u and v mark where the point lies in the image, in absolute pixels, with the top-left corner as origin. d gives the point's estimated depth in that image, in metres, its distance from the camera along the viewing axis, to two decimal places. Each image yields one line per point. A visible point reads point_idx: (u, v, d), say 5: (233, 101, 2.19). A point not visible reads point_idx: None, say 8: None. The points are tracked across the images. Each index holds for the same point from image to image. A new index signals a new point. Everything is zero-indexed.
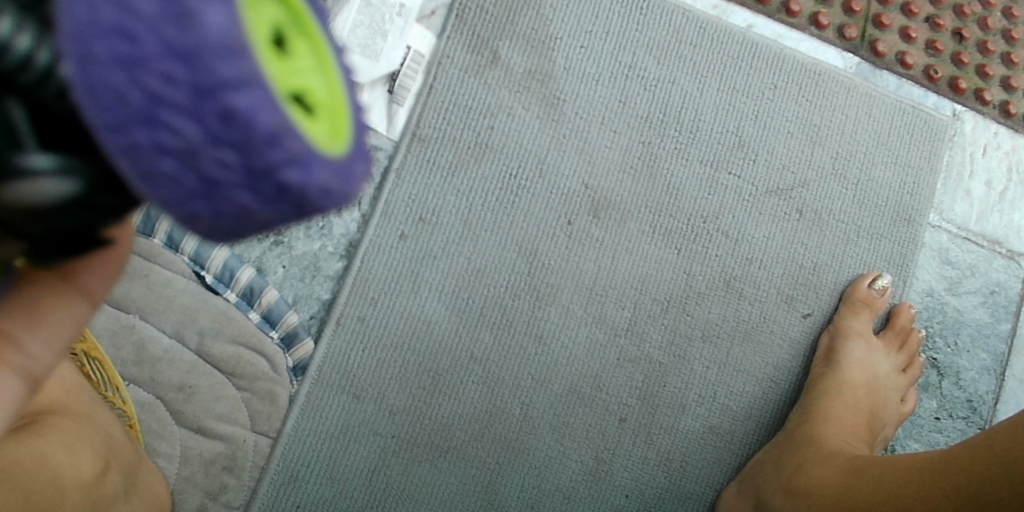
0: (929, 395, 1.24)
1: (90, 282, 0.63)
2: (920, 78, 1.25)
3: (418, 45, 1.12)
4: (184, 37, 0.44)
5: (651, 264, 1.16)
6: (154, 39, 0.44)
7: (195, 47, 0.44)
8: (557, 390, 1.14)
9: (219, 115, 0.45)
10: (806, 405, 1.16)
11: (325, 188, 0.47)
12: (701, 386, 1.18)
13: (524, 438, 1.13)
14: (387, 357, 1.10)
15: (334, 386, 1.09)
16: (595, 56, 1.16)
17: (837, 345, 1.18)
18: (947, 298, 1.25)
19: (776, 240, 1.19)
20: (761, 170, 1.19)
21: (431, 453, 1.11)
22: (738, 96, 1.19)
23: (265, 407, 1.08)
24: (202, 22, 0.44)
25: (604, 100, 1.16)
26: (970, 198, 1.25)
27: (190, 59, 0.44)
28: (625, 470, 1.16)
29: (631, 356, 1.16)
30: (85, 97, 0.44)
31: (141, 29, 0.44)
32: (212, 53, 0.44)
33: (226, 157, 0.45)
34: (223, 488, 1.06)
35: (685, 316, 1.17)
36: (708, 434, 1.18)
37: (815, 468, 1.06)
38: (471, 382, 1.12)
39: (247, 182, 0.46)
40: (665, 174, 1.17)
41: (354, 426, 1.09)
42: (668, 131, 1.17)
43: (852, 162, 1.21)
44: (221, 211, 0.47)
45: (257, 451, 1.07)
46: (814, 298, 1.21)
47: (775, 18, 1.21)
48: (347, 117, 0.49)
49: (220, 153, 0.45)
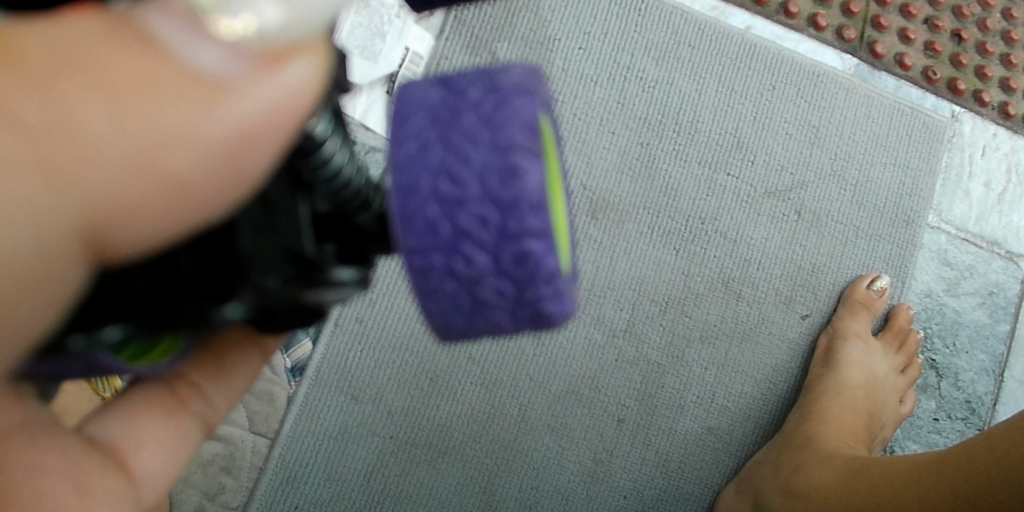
0: (927, 396, 1.25)
1: (268, 341, 0.79)
2: (918, 79, 1.25)
3: (416, 47, 1.11)
4: (510, 191, 0.56)
5: (650, 265, 1.16)
6: (478, 189, 0.57)
7: (516, 201, 0.56)
8: (556, 391, 1.14)
9: (514, 257, 0.57)
10: (805, 406, 1.16)
11: (566, 315, 0.61)
12: (699, 387, 1.18)
13: (523, 439, 1.13)
14: (386, 357, 1.10)
15: (332, 387, 1.09)
16: (594, 58, 1.16)
17: (835, 346, 1.18)
18: (945, 299, 1.25)
19: (774, 242, 1.19)
20: (760, 171, 1.19)
21: (429, 454, 1.11)
22: (736, 97, 1.19)
23: (263, 408, 1.08)
24: (523, 178, 0.56)
25: (602, 101, 1.16)
26: (970, 199, 1.25)
27: (510, 212, 0.57)
28: (623, 472, 1.16)
29: (630, 357, 1.16)
30: (403, 226, 0.58)
31: (467, 180, 0.57)
32: (528, 208, 0.57)
33: (504, 288, 0.58)
34: (221, 488, 1.06)
35: (684, 317, 1.17)
36: (706, 435, 1.18)
37: (814, 469, 1.06)
38: (469, 383, 1.12)
39: (511, 309, 0.59)
40: (664, 175, 1.17)
41: (352, 427, 1.09)
42: (666, 132, 1.17)
43: (851, 163, 1.21)
44: (474, 325, 0.61)
45: (255, 452, 1.07)
46: (813, 299, 1.21)
47: (773, 20, 1.21)
48: (568, 244, 0.66)
49: (500, 285, 0.58)
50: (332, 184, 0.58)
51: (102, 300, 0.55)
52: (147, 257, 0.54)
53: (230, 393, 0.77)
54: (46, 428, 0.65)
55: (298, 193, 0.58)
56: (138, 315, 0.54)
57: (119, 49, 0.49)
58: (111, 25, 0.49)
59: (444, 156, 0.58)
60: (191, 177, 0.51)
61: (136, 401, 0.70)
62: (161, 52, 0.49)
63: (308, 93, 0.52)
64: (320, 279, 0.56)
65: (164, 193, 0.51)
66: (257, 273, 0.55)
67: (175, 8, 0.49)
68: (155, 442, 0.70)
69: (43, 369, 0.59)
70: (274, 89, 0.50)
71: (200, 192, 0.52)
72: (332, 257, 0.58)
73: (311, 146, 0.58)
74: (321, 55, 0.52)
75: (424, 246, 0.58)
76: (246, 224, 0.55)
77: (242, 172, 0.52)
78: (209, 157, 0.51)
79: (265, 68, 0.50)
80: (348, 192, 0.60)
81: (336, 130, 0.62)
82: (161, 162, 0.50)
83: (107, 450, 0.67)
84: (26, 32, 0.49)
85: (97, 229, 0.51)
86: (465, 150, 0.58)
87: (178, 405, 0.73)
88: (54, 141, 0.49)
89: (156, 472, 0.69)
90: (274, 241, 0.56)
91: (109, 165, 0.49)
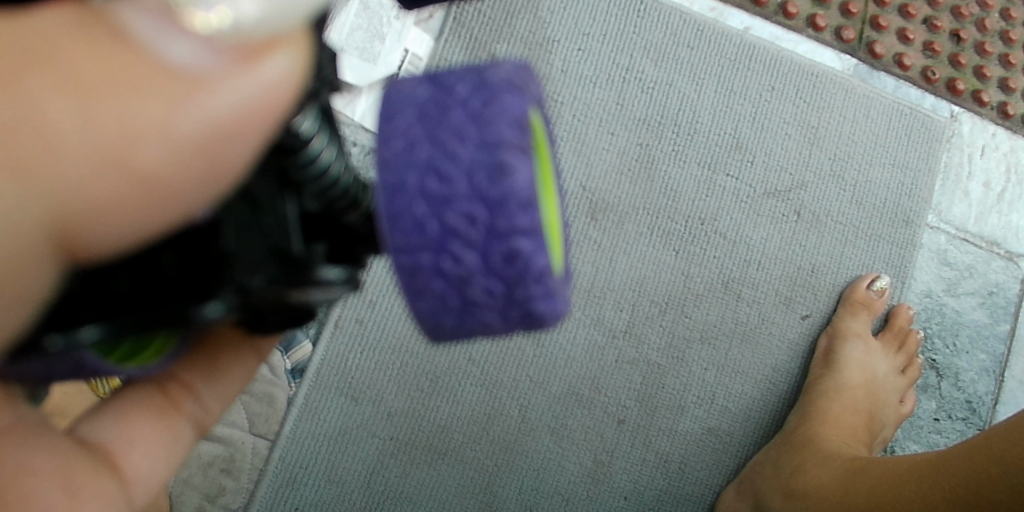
0: (928, 396, 1.24)
1: (264, 343, 0.79)
2: (917, 79, 1.25)
3: (415, 49, 1.11)
4: (498, 189, 0.57)
5: (649, 266, 1.16)
6: (466, 188, 0.57)
7: (504, 199, 0.57)
8: (556, 392, 1.14)
9: (504, 256, 0.58)
10: (805, 406, 1.16)
11: (557, 314, 0.61)
12: (699, 388, 1.18)
13: (523, 440, 1.13)
14: (386, 359, 1.10)
15: (332, 389, 1.09)
16: (593, 59, 1.16)
17: (835, 346, 1.18)
18: (945, 299, 1.25)
19: (774, 242, 1.19)
20: (759, 171, 1.19)
21: (429, 455, 1.11)
22: (735, 98, 1.19)
23: (263, 410, 1.08)
24: (512, 175, 0.57)
25: (601, 102, 1.16)
26: (969, 199, 1.25)
27: (499, 210, 0.57)
28: (624, 473, 1.16)
29: (630, 358, 1.16)
30: (391, 224, 0.59)
31: (455, 178, 0.58)
32: (517, 206, 0.57)
33: (494, 287, 0.59)
34: (221, 490, 1.06)
35: (683, 318, 1.17)
36: (706, 436, 1.18)
37: (813, 469, 1.06)
38: (469, 384, 1.12)
39: (501, 308, 0.60)
40: (663, 176, 1.17)
41: (352, 428, 1.09)
42: (666, 133, 1.17)
43: (850, 164, 1.22)
44: (465, 325, 0.61)
45: (255, 454, 1.07)
46: (812, 299, 1.21)
47: (772, 20, 1.21)
48: (560, 241, 0.66)
49: (490, 284, 0.59)
50: (320, 184, 0.61)
51: (85, 298, 0.56)
52: (125, 256, 0.55)
53: (223, 395, 0.77)
54: (47, 429, 0.66)
55: (285, 191, 0.59)
56: (118, 313, 0.55)
57: (91, 45, 0.50)
58: (89, 21, 0.51)
59: (430, 160, 0.58)
60: (167, 169, 0.52)
61: (127, 403, 0.71)
62: (134, 47, 0.50)
63: (286, 86, 0.53)
64: (306, 277, 0.57)
65: (143, 188, 0.52)
66: (241, 272, 0.55)
67: (146, 3, 0.50)
68: (144, 443, 0.70)
69: (26, 369, 0.59)
70: (252, 81, 0.51)
71: (176, 185, 0.52)
72: (321, 256, 0.59)
73: (295, 144, 0.59)
74: (299, 47, 0.53)
75: (412, 245, 0.59)
76: (230, 221, 0.57)
77: (218, 166, 0.53)
78: (184, 152, 0.51)
79: (242, 60, 0.51)
80: (335, 191, 0.61)
81: (325, 132, 0.64)
82: (133, 156, 0.51)
83: (96, 450, 0.67)
84: (8, 30, 0.50)
85: (76, 226, 0.52)
86: (454, 148, 0.58)
87: (170, 407, 0.73)
88: (27, 136, 0.50)
89: (144, 472, 0.69)
90: (259, 239, 0.57)
91: (82, 158, 0.50)
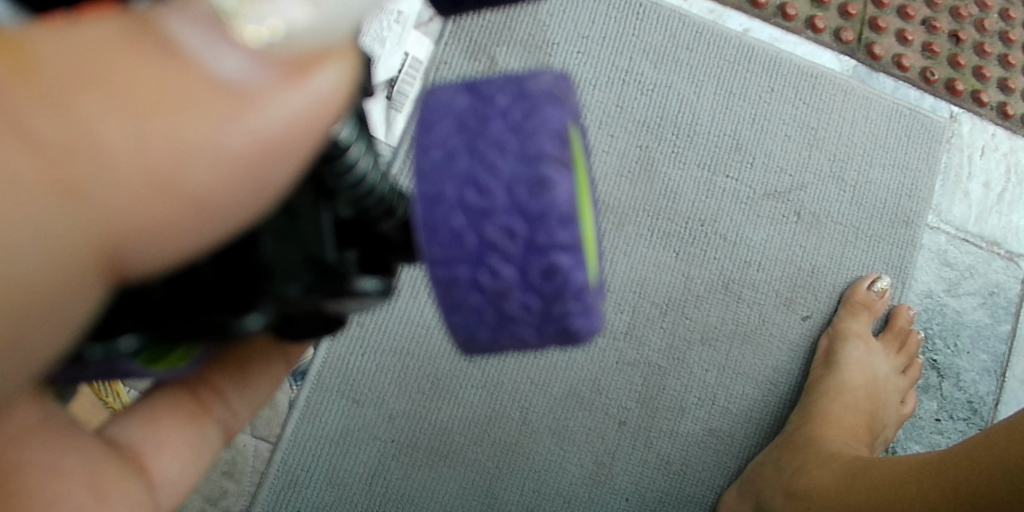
0: (929, 396, 1.25)
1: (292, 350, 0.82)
2: (917, 80, 1.25)
3: (416, 52, 1.12)
4: (537, 204, 0.59)
5: (650, 267, 1.17)
6: (505, 201, 0.59)
7: (543, 214, 0.59)
8: (558, 394, 1.14)
9: (542, 271, 0.60)
10: (806, 407, 1.16)
11: (593, 331, 0.63)
12: (700, 389, 1.18)
13: (524, 442, 1.14)
14: (387, 361, 1.11)
15: (334, 391, 1.09)
16: (592, 62, 1.17)
17: (836, 347, 1.18)
18: (946, 299, 1.25)
19: (775, 243, 1.19)
20: (759, 173, 1.19)
21: (430, 457, 1.11)
22: (735, 100, 1.19)
23: (265, 413, 1.08)
24: (552, 192, 0.59)
25: (601, 104, 1.16)
26: (969, 200, 1.26)
27: (537, 225, 0.59)
28: (626, 474, 1.16)
29: (631, 359, 1.16)
30: (427, 235, 0.60)
31: (494, 191, 0.59)
32: (556, 222, 0.59)
33: (531, 302, 0.61)
34: (223, 493, 1.06)
35: (684, 319, 1.17)
36: (707, 437, 1.18)
37: (814, 468, 1.07)
38: (471, 386, 1.13)
39: (537, 323, 0.62)
40: (663, 178, 1.17)
41: (353, 431, 1.09)
42: (665, 135, 1.18)
43: (850, 164, 1.22)
44: (498, 339, 0.64)
45: (256, 456, 1.08)
46: (813, 300, 1.21)
47: (770, 22, 1.21)
48: (596, 252, 0.68)
49: (527, 298, 0.61)
50: (355, 191, 0.59)
51: (122, 309, 0.56)
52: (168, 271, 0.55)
53: (251, 399, 0.80)
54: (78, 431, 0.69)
55: (320, 201, 0.59)
56: (157, 323, 0.55)
57: (137, 57, 0.49)
58: (131, 31, 0.49)
59: (468, 169, 0.60)
60: (213, 188, 0.51)
61: (158, 405, 0.73)
62: (181, 60, 0.49)
63: (334, 99, 0.52)
64: (343, 286, 0.57)
65: (183, 208, 0.51)
66: (279, 282, 0.56)
67: (194, 13, 0.49)
68: (173, 446, 0.73)
69: (60, 373, 0.60)
70: (298, 97, 0.50)
71: (219, 202, 0.52)
72: (353, 266, 0.59)
73: (335, 152, 0.58)
74: (347, 60, 0.52)
75: (447, 255, 0.60)
76: (268, 232, 0.57)
77: (260, 182, 0.53)
78: (229, 169, 0.51)
79: (289, 76, 0.50)
80: (370, 199, 0.61)
81: (361, 139, 0.62)
82: (178, 174, 0.50)
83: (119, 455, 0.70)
84: (47, 39, 0.48)
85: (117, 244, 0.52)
86: (492, 160, 0.60)
87: (199, 410, 0.76)
88: (73, 150, 0.49)
89: (171, 476, 0.73)
90: (296, 248, 0.57)
91: (129, 175, 0.49)
